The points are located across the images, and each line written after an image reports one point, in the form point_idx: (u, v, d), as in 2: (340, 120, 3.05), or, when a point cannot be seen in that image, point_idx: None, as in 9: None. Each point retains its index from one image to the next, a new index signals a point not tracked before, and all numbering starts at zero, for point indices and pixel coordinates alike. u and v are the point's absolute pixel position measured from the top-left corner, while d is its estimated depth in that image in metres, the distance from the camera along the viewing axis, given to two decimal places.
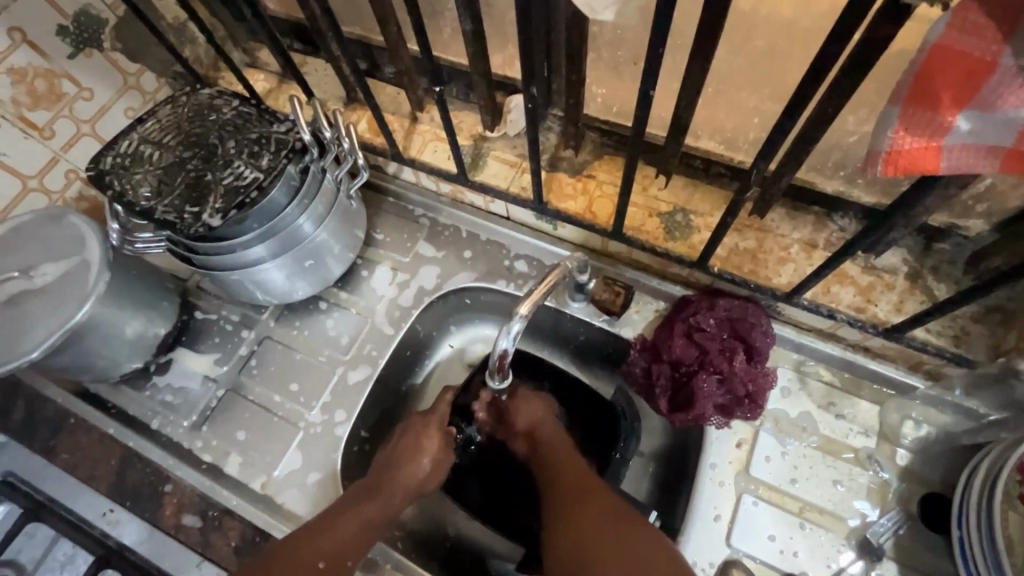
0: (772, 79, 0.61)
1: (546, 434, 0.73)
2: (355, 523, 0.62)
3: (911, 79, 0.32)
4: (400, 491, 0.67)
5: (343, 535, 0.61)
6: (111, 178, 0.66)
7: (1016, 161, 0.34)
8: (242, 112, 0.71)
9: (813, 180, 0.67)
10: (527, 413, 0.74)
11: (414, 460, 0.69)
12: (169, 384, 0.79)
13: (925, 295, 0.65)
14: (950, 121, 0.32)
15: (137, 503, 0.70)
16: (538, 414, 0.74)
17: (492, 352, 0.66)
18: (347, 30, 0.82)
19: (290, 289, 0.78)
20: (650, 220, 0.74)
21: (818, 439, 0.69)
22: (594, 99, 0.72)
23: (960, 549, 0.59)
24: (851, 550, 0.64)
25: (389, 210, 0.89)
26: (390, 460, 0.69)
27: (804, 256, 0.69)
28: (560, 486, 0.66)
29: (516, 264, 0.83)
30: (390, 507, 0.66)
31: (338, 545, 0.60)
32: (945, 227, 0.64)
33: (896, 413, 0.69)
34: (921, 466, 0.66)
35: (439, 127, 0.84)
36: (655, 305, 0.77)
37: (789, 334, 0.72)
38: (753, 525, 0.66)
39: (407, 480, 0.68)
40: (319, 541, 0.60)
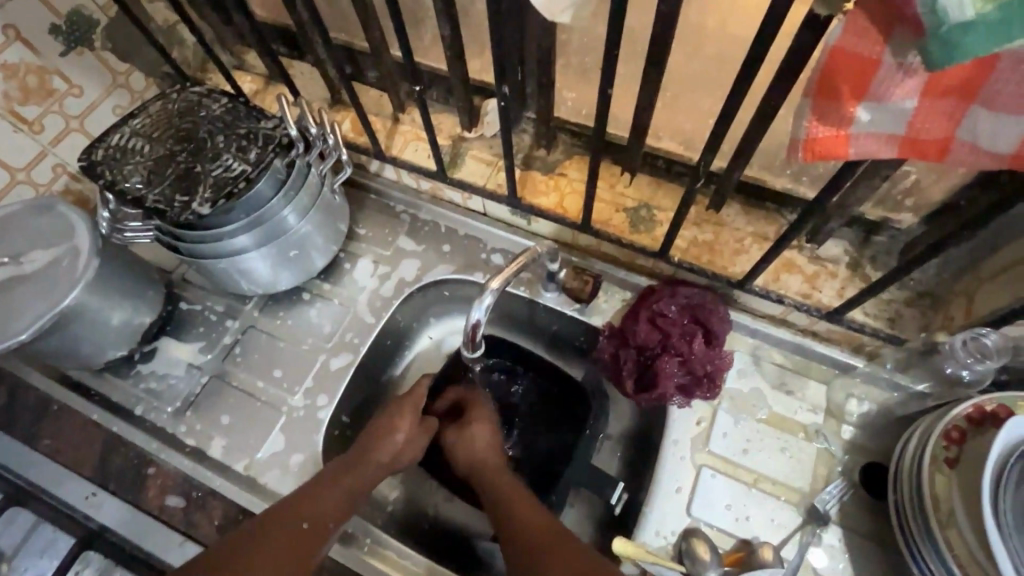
0: (723, 84, 0.67)
1: (488, 459, 0.71)
2: (340, 488, 0.65)
3: (817, 77, 0.37)
4: (379, 466, 0.69)
5: (328, 499, 0.64)
6: (102, 168, 0.69)
7: (910, 147, 0.40)
8: (231, 108, 0.75)
9: (763, 177, 0.73)
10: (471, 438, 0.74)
11: (393, 436, 0.71)
12: (153, 372, 0.81)
13: (863, 281, 0.72)
14: (852, 113, 0.38)
15: (120, 487, 0.73)
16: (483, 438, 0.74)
17: (465, 323, 0.70)
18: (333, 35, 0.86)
19: (274, 280, 0.81)
20: (616, 214, 0.80)
21: (770, 415, 0.74)
22: (564, 103, 0.78)
23: (896, 511, 0.65)
24: (800, 517, 0.69)
25: (371, 206, 0.93)
26: (368, 438, 0.71)
27: (756, 247, 0.75)
28: (506, 511, 0.63)
29: (492, 258, 0.88)
30: (370, 477, 0.68)
31: (323, 509, 0.63)
32: (880, 220, 0.70)
33: (841, 391, 0.74)
34: (864, 439, 0.72)
35: (419, 127, 0.89)
36: (622, 295, 0.83)
37: (744, 319, 0.78)
38: (711, 495, 0.71)
39: (384, 454, 0.70)
40: (306, 505, 0.62)
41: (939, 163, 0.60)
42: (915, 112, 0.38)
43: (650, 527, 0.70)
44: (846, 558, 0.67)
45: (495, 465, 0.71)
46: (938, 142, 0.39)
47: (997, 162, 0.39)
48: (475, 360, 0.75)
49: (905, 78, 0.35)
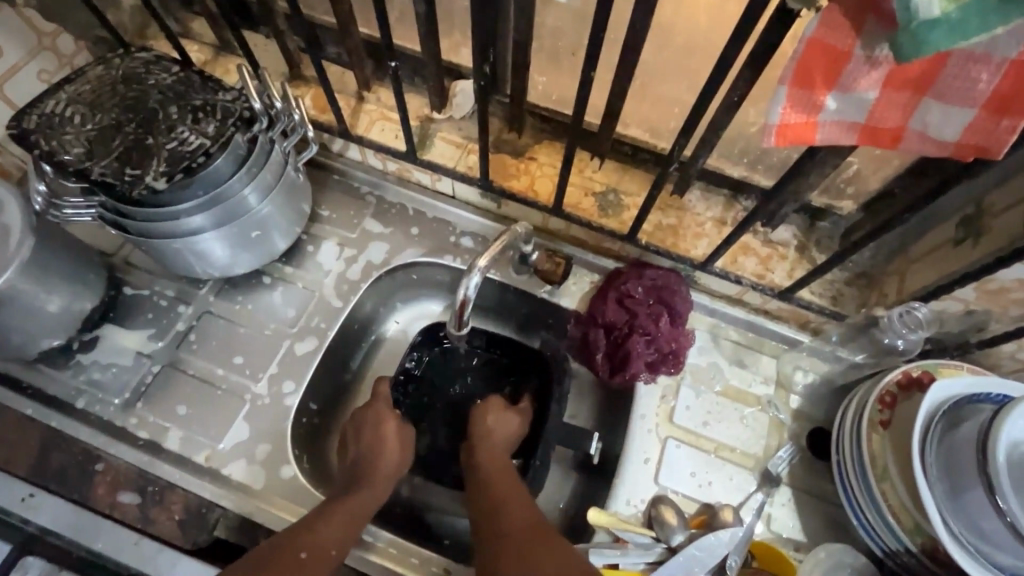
0: (690, 74, 0.70)
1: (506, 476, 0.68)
2: (339, 519, 0.63)
3: (794, 66, 0.40)
4: (383, 481, 0.70)
5: (328, 531, 0.61)
6: (36, 137, 0.62)
7: (869, 135, 0.44)
8: (183, 78, 0.69)
9: (723, 166, 0.77)
10: (507, 427, 0.76)
11: (388, 452, 0.72)
12: (96, 361, 0.75)
13: (810, 263, 0.78)
14: (821, 100, 0.42)
15: (64, 485, 0.68)
16: (514, 430, 0.76)
17: (453, 300, 0.71)
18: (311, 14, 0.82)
19: (231, 263, 0.77)
20: (586, 198, 0.82)
21: (727, 388, 0.80)
22: (535, 87, 0.78)
23: (838, 471, 0.71)
24: (755, 479, 0.75)
25: (334, 187, 0.90)
26: (363, 457, 0.71)
27: (715, 231, 0.80)
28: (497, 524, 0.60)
29: (462, 241, 0.87)
30: (373, 500, 0.67)
31: (320, 540, 0.59)
32: (824, 207, 0.76)
33: (790, 364, 0.81)
34: (808, 408, 0.79)
35: (386, 107, 0.86)
36: (590, 278, 0.85)
37: (704, 300, 0.83)
38: (676, 464, 0.75)
39: (383, 470, 0.70)
40: (307, 537, 0.59)
41: (878, 155, 0.67)
42: (876, 102, 0.41)
43: (621, 497, 0.73)
44: (796, 515, 0.74)
45: (499, 470, 0.69)
46: (893, 132, 0.43)
47: (942, 150, 0.43)
48: (461, 337, 0.77)
49: (870, 69, 0.39)
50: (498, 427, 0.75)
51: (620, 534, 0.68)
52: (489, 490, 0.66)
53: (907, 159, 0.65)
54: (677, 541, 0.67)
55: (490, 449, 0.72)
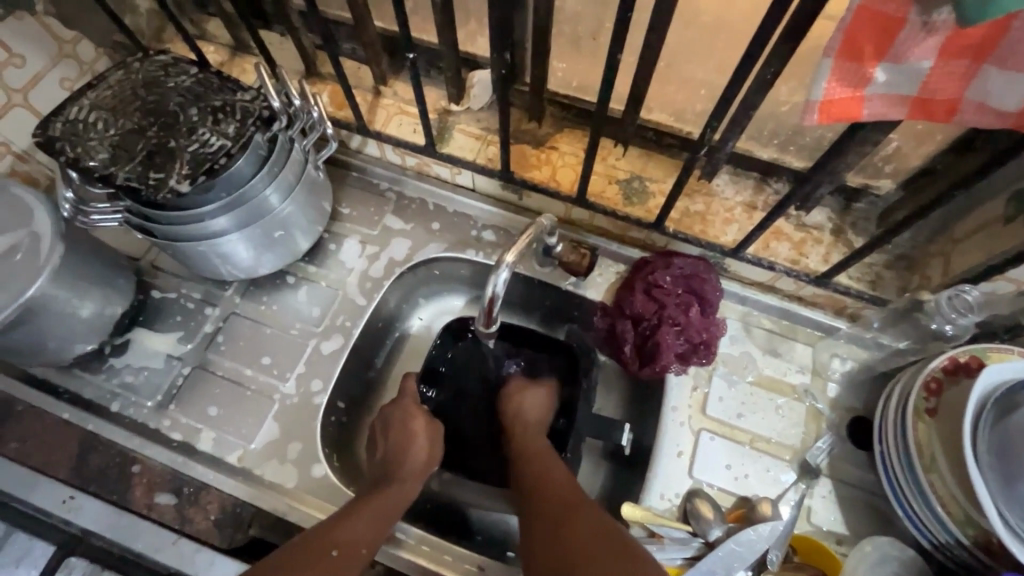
0: (718, 53, 0.67)
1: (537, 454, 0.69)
2: (370, 513, 0.62)
3: (841, 36, 0.38)
4: (411, 478, 0.69)
5: (359, 524, 0.61)
6: (62, 144, 0.63)
7: (920, 108, 0.42)
8: (202, 79, 0.69)
9: (752, 148, 0.74)
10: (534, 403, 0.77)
11: (416, 446, 0.71)
12: (129, 365, 0.76)
13: (846, 246, 0.75)
14: (871, 72, 0.39)
15: (104, 487, 0.69)
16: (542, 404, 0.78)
17: (481, 299, 0.70)
18: (324, 9, 0.81)
19: (256, 263, 0.77)
20: (610, 186, 0.80)
21: (762, 378, 0.77)
22: (555, 74, 0.76)
23: (881, 462, 0.69)
24: (793, 471, 0.73)
25: (354, 184, 0.89)
26: (392, 452, 0.71)
27: (745, 217, 0.77)
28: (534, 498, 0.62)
29: (484, 234, 0.86)
30: (403, 495, 0.67)
31: (352, 534, 0.59)
32: (860, 187, 0.72)
33: (826, 352, 0.78)
34: (847, 397, 0.76)
35: (403, 100, 0.85)
36: (616, 268, 0.84)
37: (734, 287, 0.80)
38: (711, 456, 0.73)
39: (412, 465, 0.70)
40: (339, 530, 0.59)
41: (920, 130, 0.63)
42: (930, 72, 0.39)
43: (654, 491, 0.72)
44: (837, 508, 0.71)
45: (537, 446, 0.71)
46: (946, 104, 0.41)
47: (1000, 121, 0.41)
48: (490, 335, 0.76)
49: (926, 36, 0.37)
50: (526, 404, 0.77)
51: (654, 529, 0.67)
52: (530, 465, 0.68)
53: (951, 134, 0.62)
54: (716, 535, 0.65)
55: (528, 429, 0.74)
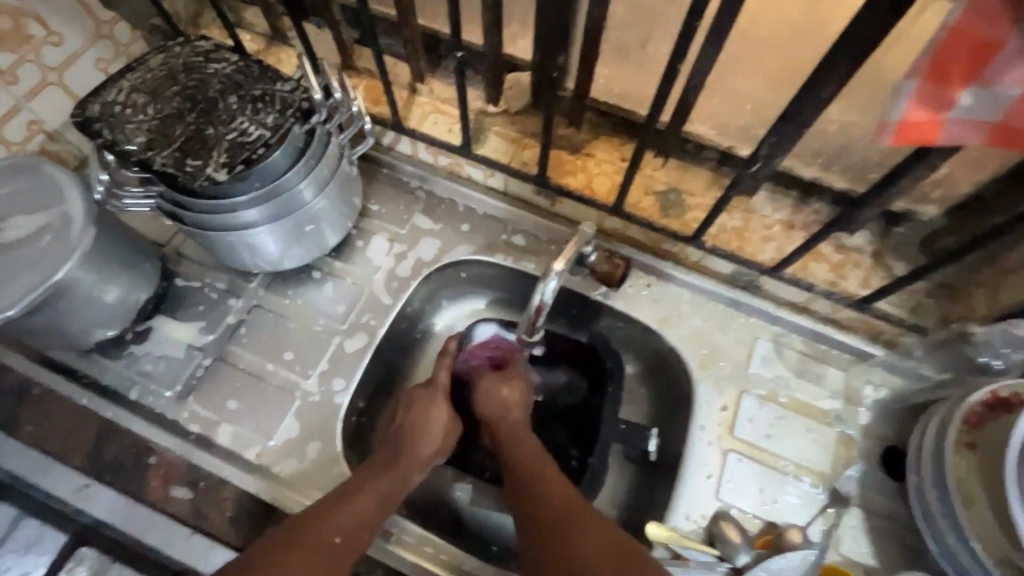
0: (772, 68, 0.65)
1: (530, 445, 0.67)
2: (369, 499, 0.61)
3: (930, 57, 0.37)
4: (416, 465, 0.67)
5: (359, 510, 0.59)
6: (99, 126, 0.62)
7: (1003, 135, 0.40)
8: (242, 67, 0.68)
9: (795, 166, 0.73)
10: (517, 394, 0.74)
11: (427, 435, 0.69)
12: (149, 353, 0.75)
13: (887, 271, 0.73)
14: (955, 97, 0.38)
15: (118, 478, 0.67)
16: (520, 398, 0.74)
17: (527, 307, 0.69)
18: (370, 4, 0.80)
19: (283, 257, 0.76)
20: (646, 197, 0.79)
21: (793, 401, 0.76)
22: (597, 80, 0.75)
23: (916, 495, 0.67)
24: (822, 497, 0.71)
25: (384, 180, 0.88)
26: (404, 434, 0.69)
27: (784, 235, 0.76)
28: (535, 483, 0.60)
29: (514, 239, 0.84)
30: (403, 480, 0.65)
31: (353, 521, 0.58)
32: (905, 212, 0.71)
33: (859, 378, 0.76)
34: (880, 426, 0.74)
35: (439, 99, 0.84)
36: (647, 281, 0.82)
37: (768, 306, 0.78)
38: (738, 479, 0.72)
39: (418, 450, 0.68)
40: (336, 520, 0.57)
41: (975, 157, 0.62)
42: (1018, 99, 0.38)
43: (679, 511, 0.70)
44: (866, 539, 0.69)
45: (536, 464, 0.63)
46: None
47: None
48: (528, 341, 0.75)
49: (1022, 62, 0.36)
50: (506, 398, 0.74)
51: (679, 551, 0.65)
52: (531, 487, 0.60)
53: (1007, 163, 0.61)
54: (742, 561, 0.63)
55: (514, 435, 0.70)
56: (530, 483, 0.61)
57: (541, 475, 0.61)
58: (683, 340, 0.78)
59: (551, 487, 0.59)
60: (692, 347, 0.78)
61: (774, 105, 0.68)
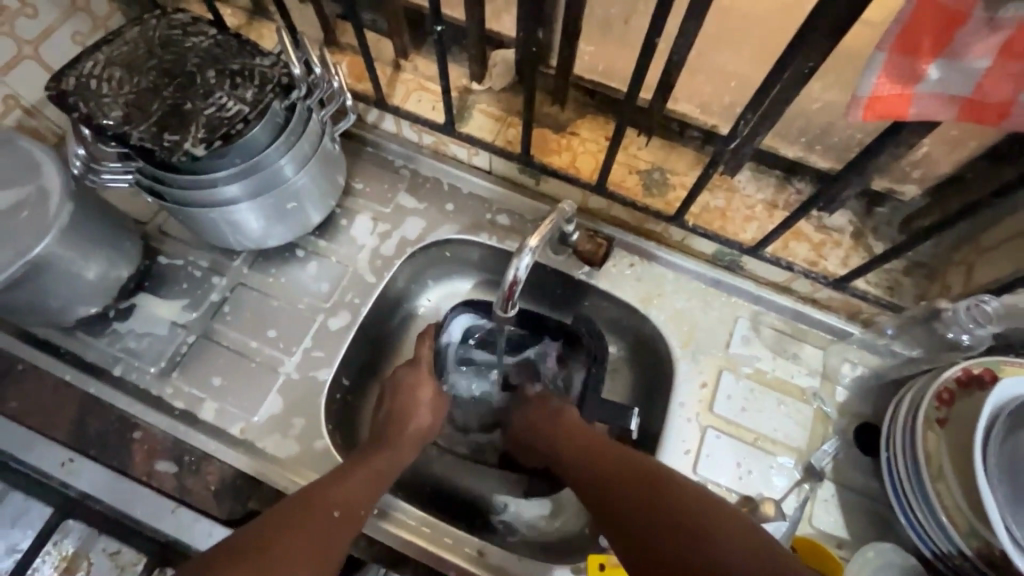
0: (753, 45, 0.65)
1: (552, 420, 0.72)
2: (365, 477, 0.62)
3: (899, 28, 0.37)
4: (408, 442, 0.68)
5: (353, 486, 0.61)
6: (75, 99, 0.61)
7: (971, 110, 0.41)
8: (220, 41, 0.67)
9: (778, 146, 0.73)
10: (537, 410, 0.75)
11: (415, 412, 0.70)
12: (132, 330, 0.75)
13: (866, 251, 0.74)
14: (925, 69, 0.38)
15: (102, 452, 0.68)
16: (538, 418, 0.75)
17: (500, 283, 0.67)
18: None
19: (266, 235, 0.75)
20: (630, 176, 0.79)
21: (772, 380, 0.77)
22: (581, 57, 0.74)
23: (887, 468, 0.68)
24: (797, 473, 0.73)
25: (368, 159, 0.87)
26: (391, 413, 0.70)
27: (766, 215, 0.76)
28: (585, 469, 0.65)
29: (499, 218, 0.84)
30: (396, 458, 0.66)
31: (349, 496, 0.60)
32: (885, 192, 0.72)
33: (837, 356, 0.77)
34: (856, 403, 0.75)
35: (423, 76, 0.83)
36: (630, 260, 0.82)
37: (749, 286, 0.79)
38: (716, 454, 0.73)
39: (407, 428, 0.69)
40: (332, 494, 0.59)
41: (953, 136, 0.62)
42: (986, 73, 0.38)
43: None
44: (838, 512, 0.71)
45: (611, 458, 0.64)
46: (999, 108, 0.40)
47: None
48: (505, 321, 0.73)
49: (990, 33, 0.36)
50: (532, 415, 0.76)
51: None
52: (604, 485, 0.62)
53: (986, 141, 0.61)
54: None
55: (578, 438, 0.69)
56: (594, 478, 0.63)
57: (622, 465, 0.62)
58: (666, 320, 0.79)
59: (611, 480, 0.62)
60: (673, 326, 0.79)
61: (756, 82, 0.68)
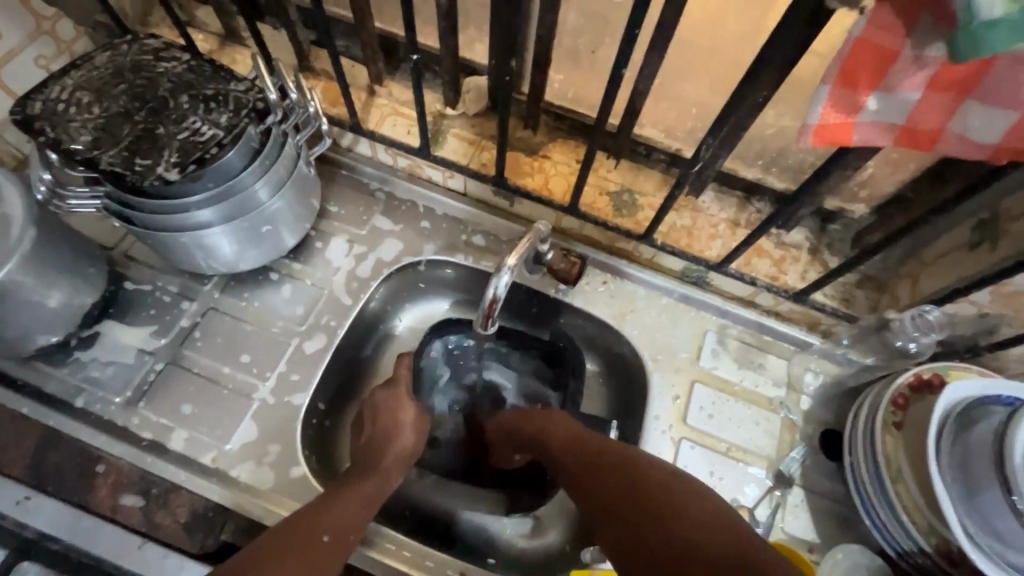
0: (709, 75, 0.69)
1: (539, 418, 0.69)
2: (354, 501, 0.61)
3: (840, 66, 0.41)
4: (393, 466, 0.67)
5: (344, 510, 0.59)
6: (41, 124, 0.60)
7: (905, 136, 0.45)
8: (193, 66, 0.67)
9: (737, 168, 0.77)
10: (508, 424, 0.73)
11: (400, 432, 0.70)
12: (95, 359, 0.73)
13: (822, 265, 0.79)
14: (864, 101, 0.43)
15: (63, 488, 0.66)
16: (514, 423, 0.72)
17: (481, 299, 0.69)
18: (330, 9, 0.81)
19: (239, 258, 0.75)
20: (600, 197, 0.82)
21: (741, 391, 0.80)
22: (551, 85, 0.78)
23: (851, 472, 0.71)
24: (768, 480, 0.75)
25: (343, 182, 0.88)
26: (373, 442, 0.69)
27: (729, 233, 0.80)
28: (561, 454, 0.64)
29: (474, 239, 0.86)
30: (383, 483, 0.65)
31: (338, 521, 0.58)
32: (837, 210, 0.77)
33: (800, 366, 0.81)
34: (820, 411, 0.79)
35: (397, 101, 0.85)
36: (602, 278, 0.84)
37: (716, 301, 0.82)
38: (690, 466, 0.75)
39: (390, 452, 0.68)
40: (321, 520, 0.57)
41: (894, 158, 0.67)
42: (915, 106, 0.43)
43: None
44: (808, 518, 0.74)
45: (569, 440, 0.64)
46: (930, 134, 0.45)
47: (978, 151, 0.45)
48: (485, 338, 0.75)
49: (917, 71, 0.40)
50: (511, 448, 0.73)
51: None
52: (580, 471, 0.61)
53: (922, 163, 0.67)
54: None
55: (551, 422, 0.68)
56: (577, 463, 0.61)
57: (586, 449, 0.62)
58: (639, 335, 0.82)
59: (591, 460, 0.60)
60: (646, 341, 0.81)
61: (716, 109, 0.72)
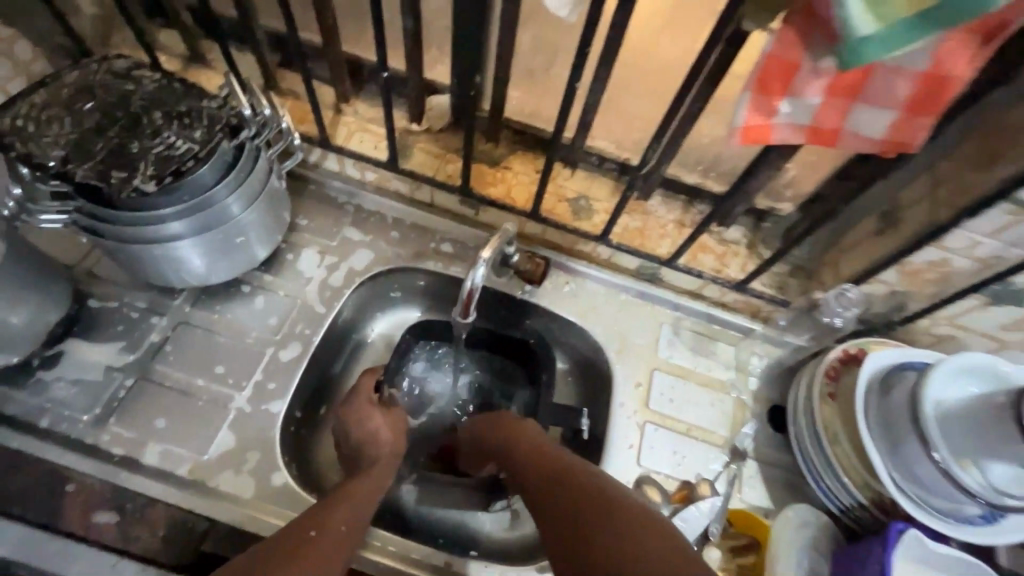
0: (651, 90, 0.78)
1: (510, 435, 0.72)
2: (349, 502, 0.62)
3: (757, 77, 0.49)
4: (384, 468, 0.71)
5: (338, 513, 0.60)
6: (12, 139, 0.61)
7: (815, 135, 0.54)
8: (165, 84, 0.69)
9: (680, 173, 0.85)
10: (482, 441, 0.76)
11: (383, 433, 0.74)
12: (61, 378, 0.71)
13: (759, 258, 0.88)
14: (779, 105, 0.51)
15: (27, 507, 0.64)
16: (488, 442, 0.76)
17: (459, 291, 0.73)
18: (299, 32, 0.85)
19: (211, 271, 0.76)
20: (560, 204, 0.88)
21: (696, 375, 0.87)
22: (510, 100, 0.84)
23: (795, 441, 0.79)
24: (726, 455, 0.82)
25: (311, 196, 0.90)
26: (360, 447, 0.73)
27: (676, 232, 0.88)
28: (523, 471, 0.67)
29: (442, 246, 0.90)
30: (378, 484, 0.68)
31: (332, 518, 0.59)
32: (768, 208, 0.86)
33: (746, 351, 0.89)
34: (765, 389, 0.87)
35: (364, 119, 0.89)
36: (565, 279, 0.90)
37: (669, 296, 0.90)
38: (655, 446, 0.81)
39: (379, 455, 0.72)
40: (319, 519, 0.58)
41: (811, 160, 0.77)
42: (819, 108, 0.51)
43: None
44: (762, 487, 0.81)
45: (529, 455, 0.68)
46: (833, 133, 0.53)
47: (872, 145, 0.54)
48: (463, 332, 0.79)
49: (816, 78, 0.49)
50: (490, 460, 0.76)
51: None
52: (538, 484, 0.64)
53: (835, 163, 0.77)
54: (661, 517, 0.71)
55: (519, 439, 0.71)
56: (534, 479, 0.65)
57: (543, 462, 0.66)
58: (601, 329, 0.88)
59: (545, 474, 0.64)
60: (609, 335, 0.87)
61: (658, 120, 0.80)
